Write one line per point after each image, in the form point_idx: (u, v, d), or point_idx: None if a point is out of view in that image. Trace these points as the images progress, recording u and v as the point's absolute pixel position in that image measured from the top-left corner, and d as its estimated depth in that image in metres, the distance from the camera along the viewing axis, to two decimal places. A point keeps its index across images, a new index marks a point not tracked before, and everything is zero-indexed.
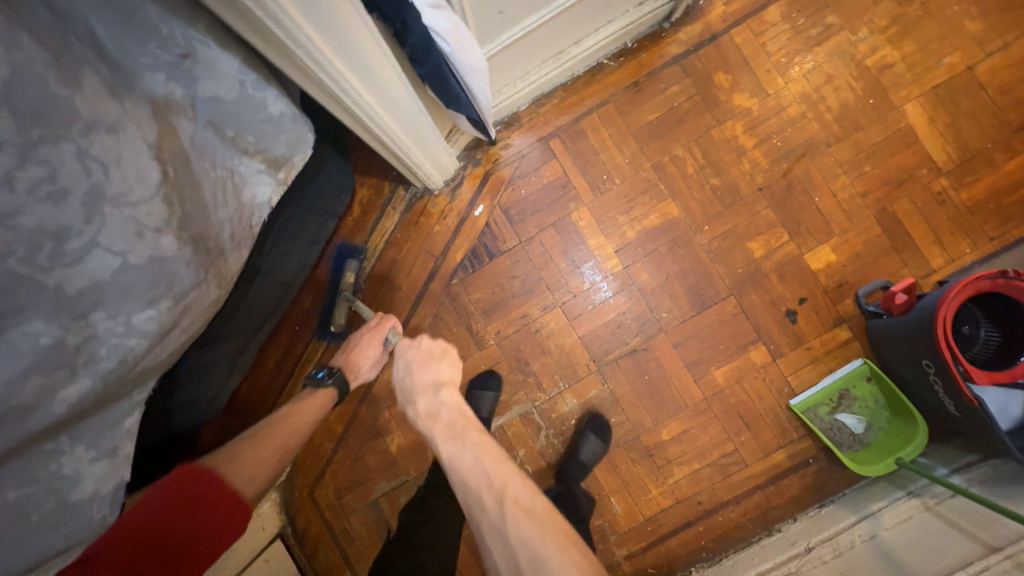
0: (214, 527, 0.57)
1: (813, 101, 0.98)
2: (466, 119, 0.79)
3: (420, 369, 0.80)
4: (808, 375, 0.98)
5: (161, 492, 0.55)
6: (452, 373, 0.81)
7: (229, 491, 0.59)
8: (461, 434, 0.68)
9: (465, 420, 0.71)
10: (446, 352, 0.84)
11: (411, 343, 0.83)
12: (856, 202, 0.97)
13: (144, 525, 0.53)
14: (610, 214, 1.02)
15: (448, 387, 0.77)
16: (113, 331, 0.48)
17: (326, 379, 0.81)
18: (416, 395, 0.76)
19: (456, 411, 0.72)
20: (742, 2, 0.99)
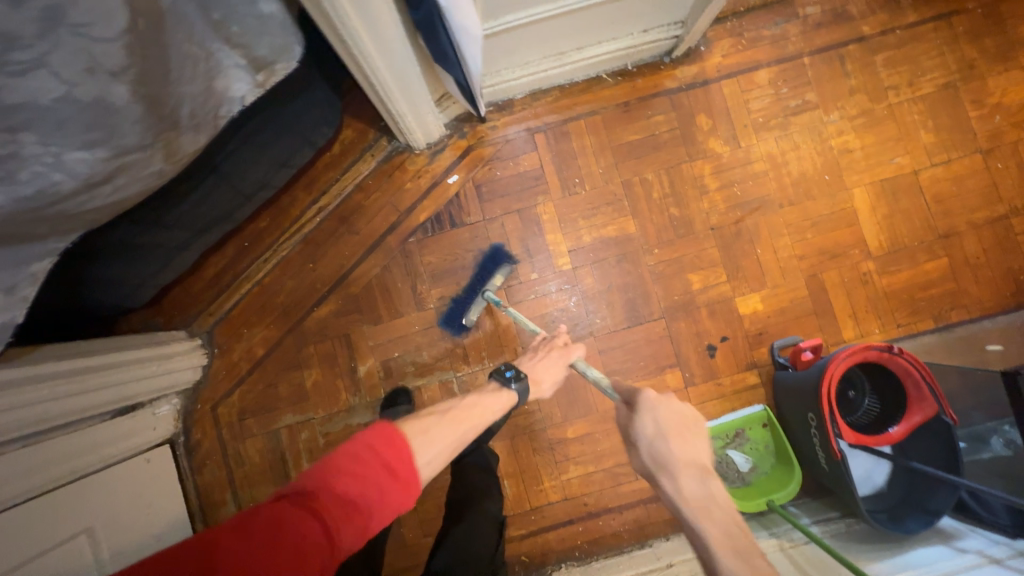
0: (391, 501, 0.51)
1: (777, 163, 1.07)
2: (454, 82, 0.83)
3: (680, 442, 0.63)
4: (711, 408, 1.04)
5: (367, 449, 0.52)
6: (709, 455, 0.63)
7: (412, 468, 0.53)
8: (753, 563, 0.50)
9: (748, 538, 0.53)
10: (700, 419, 0.65)
11: (661, 399, 0.67)
12: (792, 263, 1.05)
13: (348, 477, 0.50)
14: (573, 215, 1.07)
15: (714, 477, 0.60)
16: (40, 159, 0.48)
17: (509, 385, 0.74)
18: (675, 474, 0.61)
19: (736, 519, 0.55)
20: (738, 58, 1.08)
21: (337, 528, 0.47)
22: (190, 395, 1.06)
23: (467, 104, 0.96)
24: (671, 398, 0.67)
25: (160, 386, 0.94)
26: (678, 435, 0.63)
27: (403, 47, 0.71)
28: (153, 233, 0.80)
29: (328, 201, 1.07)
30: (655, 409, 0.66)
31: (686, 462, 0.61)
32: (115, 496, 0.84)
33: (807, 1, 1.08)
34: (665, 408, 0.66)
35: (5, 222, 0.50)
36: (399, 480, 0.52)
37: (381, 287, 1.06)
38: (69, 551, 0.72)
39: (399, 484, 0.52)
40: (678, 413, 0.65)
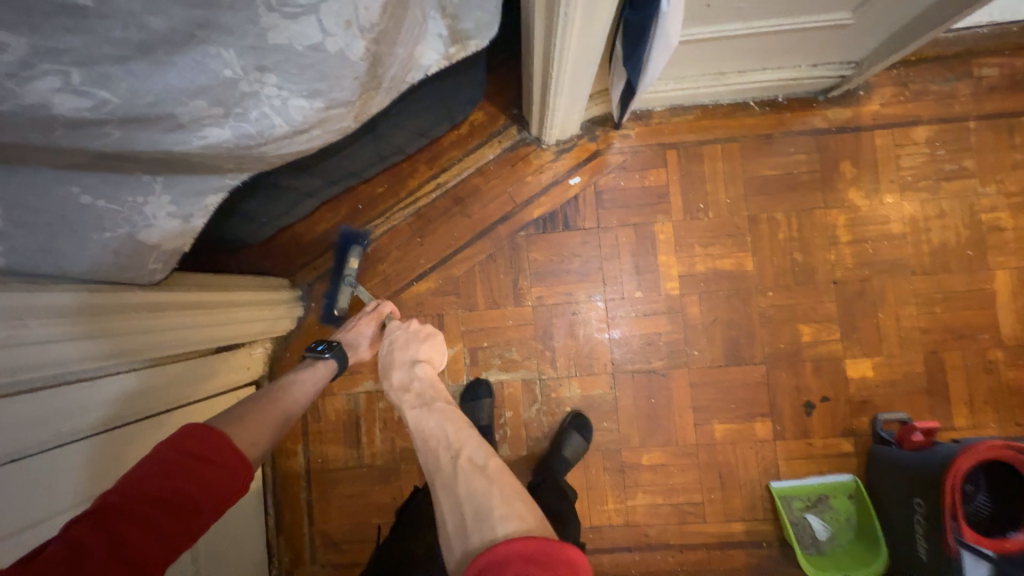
0: (219, 485, 0.54)
1: (918, 227, 1.00)
2: (622, 84, 0.81)
3: (403, 349, 0.79)
4: (797, 467, 0.99)
5: (173, 447, 0.54)
6: (432, 353, 0.81)
7: (234, 451, 0.57)
8: (427, 403, 0.71)
9: (435, 391, 0.73)
10: (431, 331, 0.83)
11: (399, 324, 0.84)
12: (913, 334, 0.99)
13: (157, 477, 0.51)
14: (690, 240, 1.03)
15: (425, 364, 0.78)
16: (271, 101, 0.48)
17: (324, 356, 0.81)
18: (393, 369, 0.78)
19: (429, 383, 0.75)
20: (898, 110, 1.01)
21: (154, 527, 0.48)
22: (281, 342, 1.07)
23: (617, 110, 0.93)
24: (409, 322, 0.84)
25: (262, 330, 0.95)
26: (400, 346, 0.80)
27: (598, 42, 0.68)
28: (296, 178, 0.81)
29: (446, 180, 1.07)
30: (393, 330, 0.84)
31: (403, 361, 0.78)
32: None
33: (985, 62, 1.01)
34: (399, 328, 0.83)
35: (221, 153, 0.51)
36: (224, 464, 0.56)
37: (482, 275, 1.05)
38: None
39: (233, 469, 0.56)
40: (409, 330, 0.82)
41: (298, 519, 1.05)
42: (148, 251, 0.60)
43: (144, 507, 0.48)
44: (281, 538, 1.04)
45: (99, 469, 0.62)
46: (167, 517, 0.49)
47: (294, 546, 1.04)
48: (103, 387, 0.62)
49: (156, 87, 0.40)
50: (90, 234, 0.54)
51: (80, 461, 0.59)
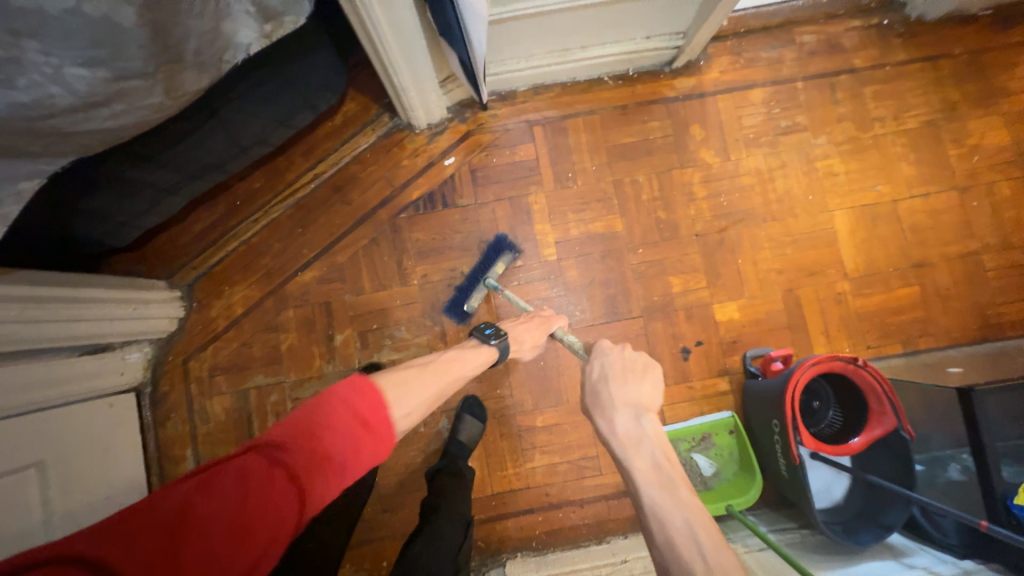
0: (367, 443, 0.53)
1: (763, 178, 1.10)
2: (458, 60, 0.86)
3: (621, 383, 0.73)
4: (680, 410, 1.04)
5: (337, 402, 0.54)
6: (652, 398, 0.72)
7: (384, 420, 0.55)
8: (670, 485, 0.61)
9: (672, 466, 0.64)
10: (649, 363, 0.75)
11: (615, 350, 0.77)
12: (770, 275, 1.08)
13: (314, 430, 0.51)
14: (563, 208, 1.09)
15: (650, 416, 0.69)
16: (40, 68, 0.50)
17: (489, 342, 0.86)
18: (612, 412, 0.70)
19: (661, 449, 0.65)
20: (735, 76, 1.12)
21: (311, 475, 0.48)
22: (163, 345, 1.05)
23: (471, 89, 0.99)
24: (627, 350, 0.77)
25: (132, 330, 0.93)
26: (619, 379, 0.74)
27: (411, 15, 0.72)
28: (143, 169, 0.81)
29: (324, 170, 1.09)
30: (607, 356, 0.77)
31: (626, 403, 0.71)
32: (70, 433, 0.83)
33: (804, 30, 1.13)
34: (615, 356, 0.77)
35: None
36: (373, 429, 0.54)
37: (367, 259, 1.07)
38: (17, 480, 0.72)
39: (383, 435, 0.55)
40: (628, 361, 0.75)
41: None
42: None
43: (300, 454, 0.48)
44: None
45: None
46: (315, 469, 0.48)
47: None
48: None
49: None
50: None
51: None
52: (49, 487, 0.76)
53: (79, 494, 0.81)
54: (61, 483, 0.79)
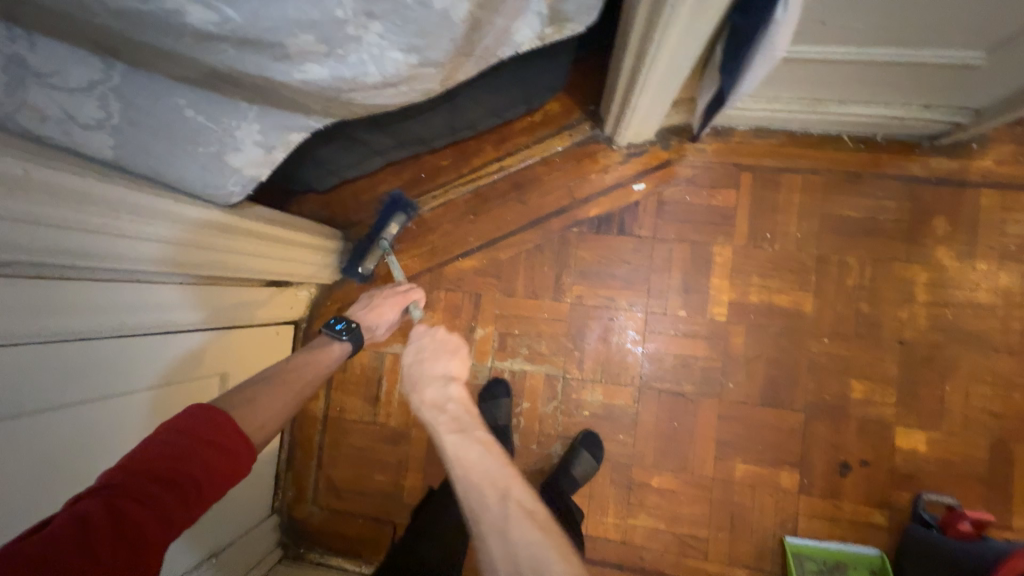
0: (225, 465, 0.55)
1: (1011, 301, 0.91)
2: (711, 94, 0.77)
3: (432, 361, 0.84)
4: (817, 527, 0.93)
5: (179, 425, 0.54)
6: (460, 369, 0.84)
7: (241, 435, 0.58)
8: (466, 428, 0.72)
9: (470, 415, 0.75)
10: (462, 345, 0.88)
11: (427, 331, 0.89)
12: (981, 416, 0.90)
13: (167, 458, 0.51)
14: (748, 268, 0.98)
15: (457, 383, 0.80)
16: (370, 49, 0.51)
17: (341, 337, 0.83)
18: (424, 385, 0.81)
19: (463, 407, 0.76)
20: (1014, 171, 0.92)
21: (174, 498, 0.49)
22: (325, 289, 1.12)
23: (699, 121, 0.90)
24: (437, 332, 0.88)
25: (312, 274, 0.99)
26: (431, 358, 0.85)
27: (699, 45, 0.65)
28: (372, 134, 0.83)
29: (510, 164, 1.07)
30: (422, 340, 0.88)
31: (436, 375, 0.82)
32: (246, 354, 0.90)
33: None
34: (428, 338, 0.87)
35: (314, 91, 0.54)
36: (231, 451, 0.56)
37: (526, 263, 1.05)
38: (204, 386, 0.80)
39: (240, 443, 0.57)
40: (441, 342, 0.86)
41: (307, 459, 1.09)
42: (231, 174, 0.64)
43: (145, 488, 0.48)
44: (287, 473, 1.09)
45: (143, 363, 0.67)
46: (173, 496, 0.50)
47: (301, 485, 1.09)
48: (165, 289, 0.68)
49: (275, 15, 0.44)
50: (184, 145, 0.58)
51: (129, 351, 0.64)
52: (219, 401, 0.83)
53: None
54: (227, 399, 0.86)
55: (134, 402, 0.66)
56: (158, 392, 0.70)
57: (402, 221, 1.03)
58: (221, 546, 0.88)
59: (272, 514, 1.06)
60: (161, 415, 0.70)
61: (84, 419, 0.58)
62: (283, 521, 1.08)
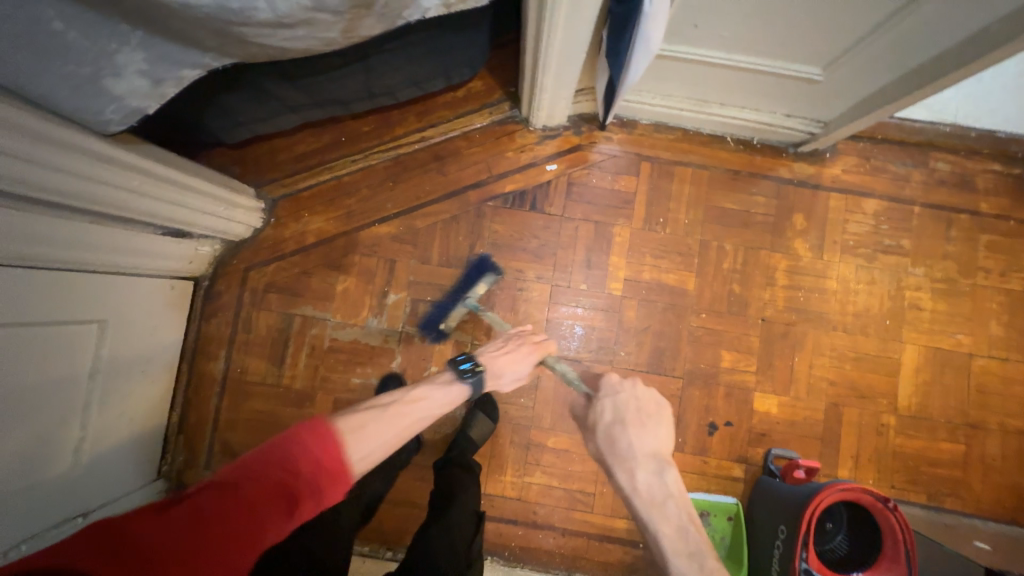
0: (323, 486, 0.56)
1: (848, 287, 1.08)
2: (605, 81, 0.85)
3: (637, 429, 0.79)
4: (687, 480, 1.04)
5: (295, 440, 0.57)
6: (667, 442, 0.79)
7: (343, 459, 0.59)
8: (695, 553, 0.68)
9: (698, 534, 0.70)
10: (664, 407, 0.82)
11: (627, 389, 0.85)
12: (820, 383, 1.06)
13: (274, 464, 0.53)
14: (643, 248, 1.09)
15: (671, 469, 0.75)
16: None
17: (464, 378, 0.84)
18: (634, 464, 0.76)
19: (684, 509, 0.73)
20: (855, 179, 1.10)
21: (273, 501, 0.50)
22: (232, 248, 1.08)
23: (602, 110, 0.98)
24: (637, 388, 0.85)
25: (214, 226, 0.96)
26: (635, 424, 0.80)
27: (588, 33, 0.72)
28: (280, 85, 0.83)
29: (431, 135, 1.10)
30: (618, 395, 0.84)
31: (646, 454, 0.77)
32: (130, 306, 0.88)
33: (940, 156, 1.10)
34: (626, 396, 0.84)
35: (199, 19, 0.54)
36: (330, 472, 0.57)
37: (443, 233, 1.09)
38: (73, 333, 0.77)
39: (338, 468, 0.58)
40: (637, 404, 0.82)
41: (202, 424, 1.06)
42: (111, 100, 0.63)
43: (256, 485, 0.50)
44: (180, 437, 1.05)
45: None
46: (281, 497, 0.51)
47: (194, 450, 1.05)
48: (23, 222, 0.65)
49: None
50: (54, 63, 0.55)
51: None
52: (89, 350, 0.80)
53: (111, 362, 0.86)
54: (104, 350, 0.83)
55: None
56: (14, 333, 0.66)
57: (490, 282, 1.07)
58: (95, 505, 0.85)
59: (158, 479, 1.02)
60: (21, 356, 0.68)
61: None
62: (172, 487, 1.04)
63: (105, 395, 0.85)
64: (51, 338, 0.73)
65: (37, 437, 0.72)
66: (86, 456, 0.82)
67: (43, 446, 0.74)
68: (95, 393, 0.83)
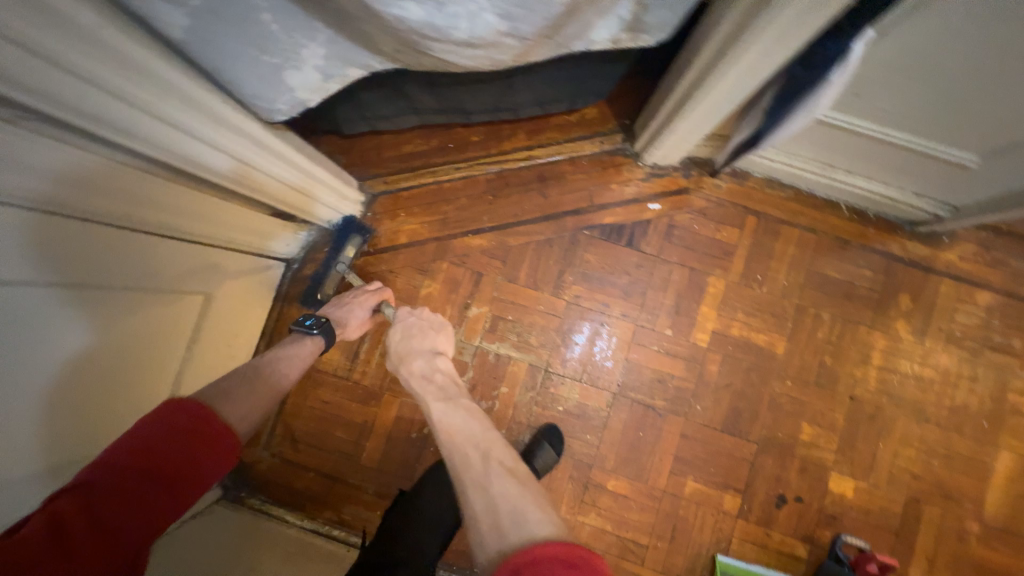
0: (207, 458, 0.57)
1: (947, 379, 1.02)
2: (746, 134, 0.83)
3: (420, 338, 0.87)
4: (747, 551, 1.00)
5: (160, 422, 0.56)
6: (447, 344, 0.89)
7: (222, 422, 0.61)
8: (450, 397, 0.79)
9: (455, 387, 0.82)
10: (444, 324, 0.92)
11: (412, 312, 0.91)
12: (903, 475, 1.01)
13: (141, 454, 0.52)
14: (736, 303, 1.06)
15: (443, 356, 0.86)
16: (470, 6, 0.52)
17: (312, 332, 0.85)
18: (411, 358, 0.85)
19: (449, 379, 0.83)
20: (972, 268, 1.04)
21: (149, 492, 0.52)
22: (326, 235, 1.09)
23: (726, 160, 0.96)
24: (423, 311, 0.92)
25: (320, 214, 0.97)
26: (417, 335, 0.88)
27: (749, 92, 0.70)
28: (419, 88, 0.83)
29: (538, 155, 1.09)
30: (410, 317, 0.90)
31: (421, 348, 0.87)
32: (232, 281, 0.89)
33: None
34: (415, 318, 0.90)
35: (399, 31, 0.54)
36: (214, 441, 0.59)
37: (534, 255, 1.08)
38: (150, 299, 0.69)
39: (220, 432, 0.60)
40: (423, 321, 0.90)
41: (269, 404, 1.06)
42: (281, 91, 0.64)
43: (121, 485, 0.50)
44: None
45: (129, 262, 0.62)
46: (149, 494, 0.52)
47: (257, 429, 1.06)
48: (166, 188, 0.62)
49: None
50: (248, 52, 0.57)
51: (75, 235, 0.53)
52: (193, 319, 0.81)
53: (208, 334, 0.87)
54: (200, 319, 0.84)
55: (111, 299, 0.61)
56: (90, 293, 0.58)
57: (358, 243, 1.06)
58: None
59: None
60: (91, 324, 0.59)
61: (62, 302, 0.54)
62: None
63: (195, 363, 0.85)
64: (127, 304, 0.64)
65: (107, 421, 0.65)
66: None
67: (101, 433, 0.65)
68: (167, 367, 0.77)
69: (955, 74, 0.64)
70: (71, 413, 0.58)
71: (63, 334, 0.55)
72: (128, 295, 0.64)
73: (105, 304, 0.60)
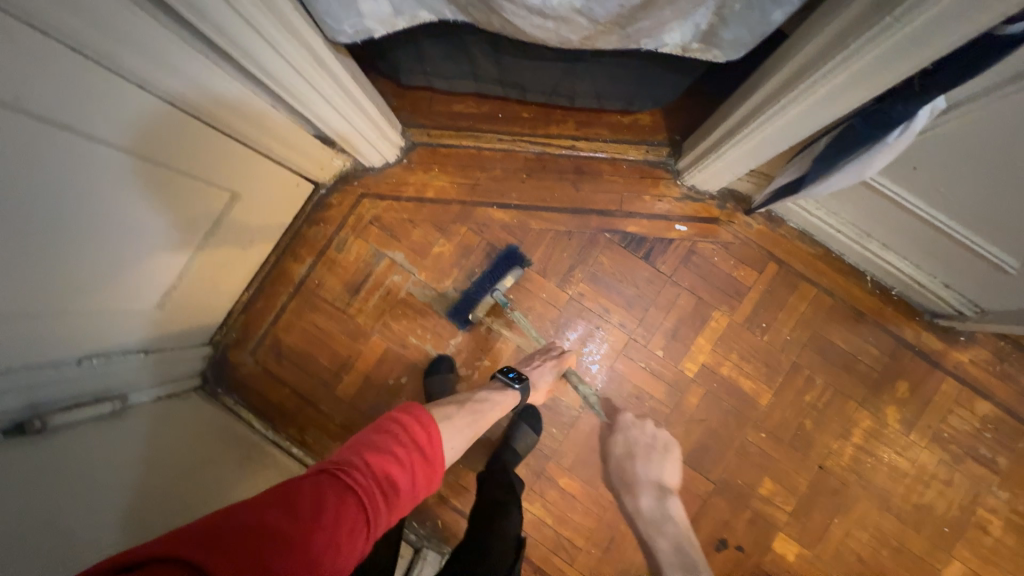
0: (420, 480, 0.61)
1: (920, 476, 1.01)
2: (787, 178, 0.83)
3: (644, 461, 0.98)
4: None
5: (401, 428, 0.62)
6: (672, 476, 0.99)
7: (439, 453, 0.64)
8: (689, 566, 0.89)
9: (688, 543, 0.93)
10: (671, 441, 1.00)
11: (639, 425, 1.01)
12: (848, 555, 1.00)
13: (382, 456, 0.58)
14: (734, 344, 1.05)
15: (674, 499, 0.98)
16: None
17: (513, 384, 0.89)
18: (639, 491, 0.98)
19: (678, 531, 0.95)
20: (980, 375, 1.01)
21: (379, 496, 0.55)
22: (358, 171, 1.11)
23: (762, 203, 0.96)
24: (647, 425, 1.01)
25: (359, 148, 0.99)
26: (642, 457, 0.98)
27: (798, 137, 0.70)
28: (483, 49, 0.83)
29: (582, 148, 1.09)
30: (630, 432, 1.00)
31: (651, 482, 0.98)
32: (260, 189, 0.92)
33: None
34: (635, 432, 1.00)
35: None
36: (428, 466, 0.62)
37: (553, 245, 1.08)
38: (149, 175, 0.69)
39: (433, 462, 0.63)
40: (647, 442, 0.99)
41: (264, 314, 1.10)
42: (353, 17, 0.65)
43: (366, 482, 0.54)
44: (240, 316, 1.10)
45: (151, 133, 0.65)
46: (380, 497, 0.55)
47: (247, 335, 1.10)
48: (219, 82, 0.70)
49: None
50: None
51: (100, 93, 0.57)
52: (215, 213, 0.85)
53: (226, 231, 0.91)
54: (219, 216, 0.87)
55: (130, 166, 0.65)
56: (129, 160, 0.65)
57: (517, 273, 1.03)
58: (155, 347, 0.92)
59: (207, 345, 1.08)
60: (124, 189, 0.66)
61: (79, 152, 0.57)
62: (215, 356, 1.09)
63: (207, 255, 0.90)
64: (144, 176, 0.68)
65: (113, 276, 0.73)
66: (170, 303, 0.89)
67: (75, 287, 0.67)
68: (156, 250, 0.78)
69: (988, 168, 0.64)
70: (46, 257, 0.60)
71: (91, 184, 0.61)
72: (122, 158, 0.64)
73: (120, 168, 0.64)
